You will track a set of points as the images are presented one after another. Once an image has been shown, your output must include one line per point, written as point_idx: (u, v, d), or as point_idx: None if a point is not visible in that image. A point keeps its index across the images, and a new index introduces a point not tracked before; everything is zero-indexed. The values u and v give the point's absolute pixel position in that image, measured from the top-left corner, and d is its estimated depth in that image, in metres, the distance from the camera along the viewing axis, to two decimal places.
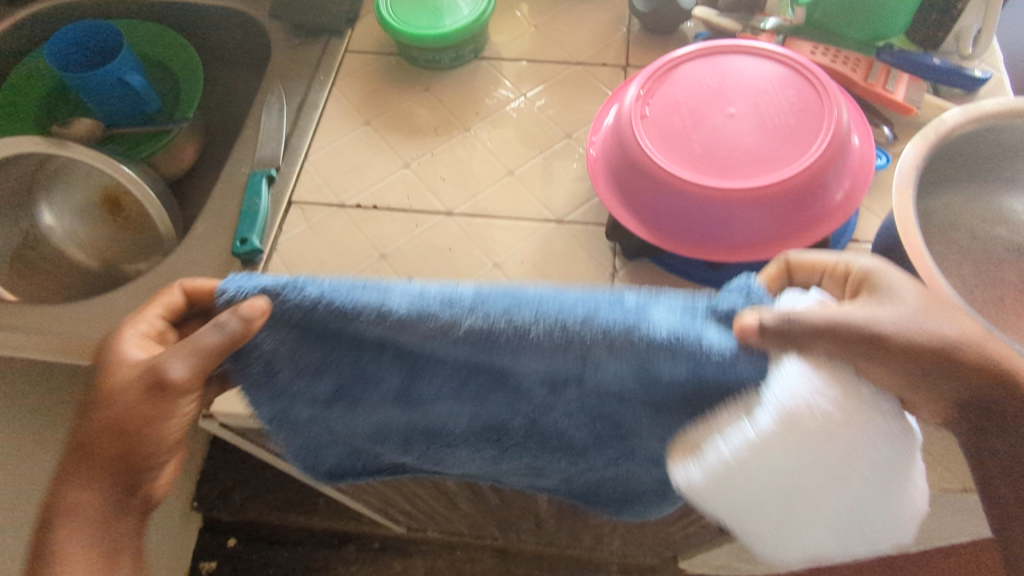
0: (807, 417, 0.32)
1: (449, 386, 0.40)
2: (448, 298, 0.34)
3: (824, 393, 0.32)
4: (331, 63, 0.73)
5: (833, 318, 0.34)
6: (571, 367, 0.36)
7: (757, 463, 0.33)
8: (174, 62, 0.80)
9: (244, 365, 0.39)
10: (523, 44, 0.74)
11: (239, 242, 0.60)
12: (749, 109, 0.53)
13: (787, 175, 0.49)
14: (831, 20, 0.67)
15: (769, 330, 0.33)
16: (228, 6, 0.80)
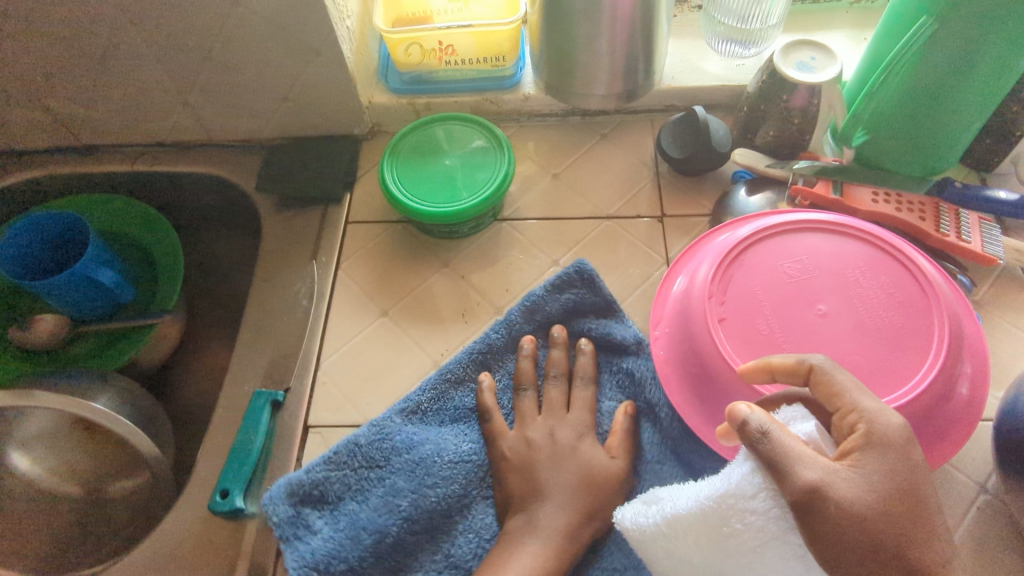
0: (733, 512, 0.37)
1: (408, 454, 0.52)
2: (418, 389, 0.55)
3: (755, 488, 0.36)
4: (332, 237, 0.65)
5: (793, 455, 0.35)
6: (467, 374, 0.56)
7: (677, 530, 0.40)
8: (149, 240, 0.70)
9: (295, 516, 0.50)
10: (544, 198, 0.67)
11: (218, 495, 0.52)
12: (844, 305, 0.47)
13: (912, 392, 0.43)
14: (882, 157, 0.62)
15: (757, 442, 0.36)
16: (207, 174, 0.71)
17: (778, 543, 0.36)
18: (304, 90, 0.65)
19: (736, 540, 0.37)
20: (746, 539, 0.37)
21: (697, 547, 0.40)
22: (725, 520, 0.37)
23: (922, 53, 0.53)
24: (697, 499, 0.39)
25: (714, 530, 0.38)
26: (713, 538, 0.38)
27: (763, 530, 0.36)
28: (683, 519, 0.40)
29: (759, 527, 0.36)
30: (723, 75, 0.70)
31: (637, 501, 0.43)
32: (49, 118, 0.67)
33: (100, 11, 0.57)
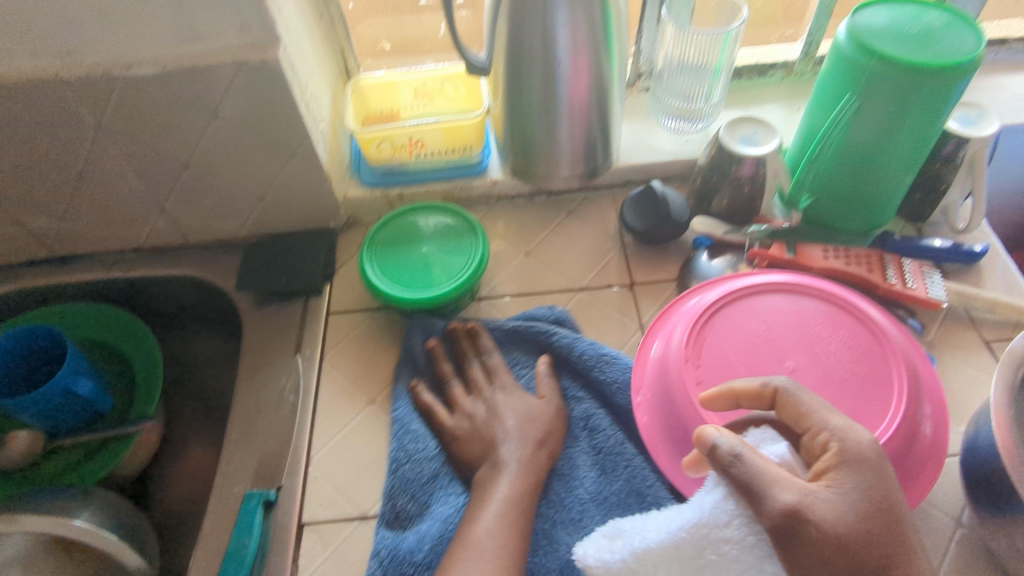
0: (707, 542, 0.38)
1: (424, 546, 0.51)
2: (385, 496, 0.54)
3: (726, 520, 0.37)
4: (314, 329, 0.66)
5: (769, 479, 0.37)
6: (407, 451, 0.56)
7: (650, 563, 0.40)
8: (128, 346, 0.70)
9: None
10: (518, 275, 0.70)
11: None
12: (810, 359, 0.50)
13: (884, 434, 0.45)
14: (827, 218, 0.67)
15: (728, 466, 0.38)
16: (185, 276, 0.72)
17: (752, 572, 0.37)
18: (280, 190, 0.67)
19: (711, 573, 0.38)
20: (722, 571, 0.38)
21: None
22: (699, 552, 0.38)
23: (851, 125, 0.59)
24: (669, 532, 0.39)
25: (688, 565, 0.39)
26: (688, 570, 0.39)
27: (738, 560, 0.37)
28: (655, 554, 0.40)
29: (735, 557, 0.37)
30: (675, 149, 0.75)
31: (602, 535, 0.42)
32: (24, 232, 0.68)
33: (79, 128, 0.59)
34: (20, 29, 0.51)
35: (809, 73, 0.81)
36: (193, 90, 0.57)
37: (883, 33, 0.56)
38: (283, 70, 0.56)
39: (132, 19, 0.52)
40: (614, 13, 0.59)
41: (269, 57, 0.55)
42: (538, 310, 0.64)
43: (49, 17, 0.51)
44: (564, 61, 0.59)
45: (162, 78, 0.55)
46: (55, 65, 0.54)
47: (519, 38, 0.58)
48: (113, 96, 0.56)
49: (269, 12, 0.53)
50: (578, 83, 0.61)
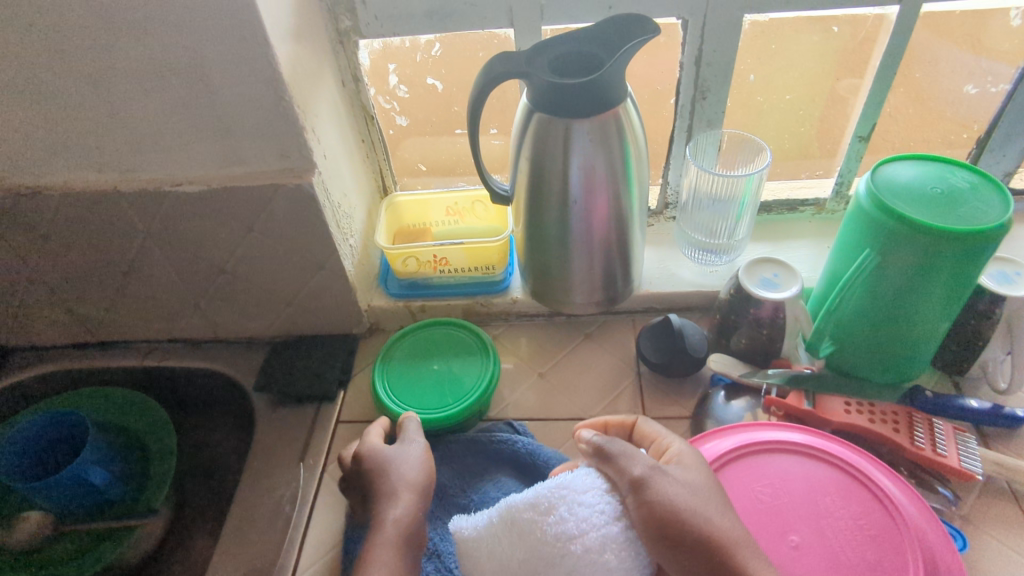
0: (562, 500, 0.45)
1: None
2: None
3: (586, 492, 0.45)
4: (322, 437, 0.67)
5: (629, 453, 0.47)
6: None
7: (506, 522, 0.46)
8: (145, 430, 0.72)
9: None
10: (530, 397, 0.70)
11: None
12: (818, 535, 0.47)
13: None
14: (854, 367, 0.65)
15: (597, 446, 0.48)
16: (211, 369, 0.74)
17: (591, 537, 0.43)
18: (307, 297, 0.70)
19: (556, 528, 0.44)
20: (570, 531, 0.43)
21: (525, 543, 0.45)
22: (554, 513, 0.44)
23: (876, 278, 0.57)
24: (535, 495, 0.46)
25: (540, 524, 0.45)
26: (537, 528, 0.45)
27: (588, 521, 0.43)
28: (515, 509, 0.46)
29: (581, 516, 0.44)
30: (698, 280, 0.75)
31: (480, 512, 0.49)
32: (72, 318, 0.73)
33: (130, 233, 0.64)
34: (89, 148, 0.57)
35: (841, 211, 0.80)
36: (234, 206, 0.61)
37: (901, 192, 0.56)
38: (316, 194, 0.60)
39: (186, 144, 0.57)
40: (635, 157, 0.61)
41: (303, 182, 0.59)
42: (496, 426, 0.66)
43: (114, 141, 0.57)
44: (584, 200, 0.61)
45: (206, 195, 0.60)
46: (115, 178, 0.60)
47: (541, 176, 0.61)
48: (162, 208, 0.61)
49: (307, 144, 0.57)
50: (598, 219, 0.63)
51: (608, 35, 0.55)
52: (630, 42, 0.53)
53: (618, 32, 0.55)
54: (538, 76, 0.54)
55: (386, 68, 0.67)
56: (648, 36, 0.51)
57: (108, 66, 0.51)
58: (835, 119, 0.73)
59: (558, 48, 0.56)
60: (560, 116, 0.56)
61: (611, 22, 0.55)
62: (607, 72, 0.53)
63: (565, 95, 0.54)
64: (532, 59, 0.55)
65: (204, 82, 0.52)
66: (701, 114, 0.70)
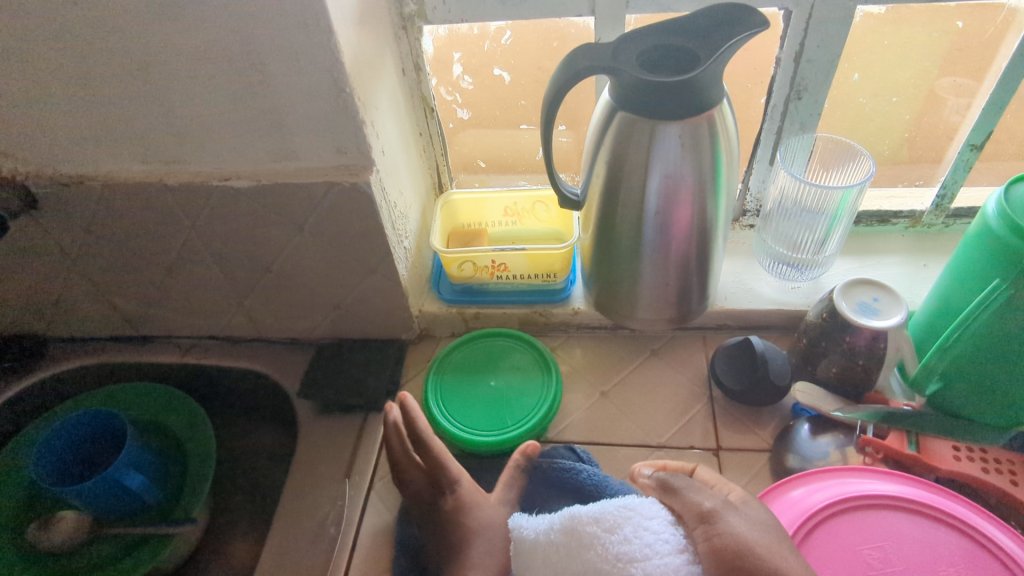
0: (627, 522, 0.44)
1: None
2: None
3: (655, 518, 0.44)
4: (369, 451, 0.63)
5: (692, 490, 0.46)
6: None
7: (566, 531, 0.46)
8: (184, 432, 0.69)
9: None
10: (591, 418, 0.64)
11: None
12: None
13: None
14: (962, 407, 0.57)
15: (663, 484, 0.47)
16: (253, 370, 0.71)
17: (653, 561, 0.42)
18: (356, 301, 0.66)
19: (616, 548, 0.43)
20: (633, 551, 0.43)
21: (582, 560, 0.44)
22: (620, 531, 0.44)
23: (1000, 311, 0.50)
24: (601, 510, 0.45)
25: (601, 540, 0.44)
26: (597, 543, 0.44)
27: (651, 545, 0.42)
28: (577, 520, 0.46)
29: (648, 542, 0.43)
30: (777, 297, 0.69)
31: (542, 516, 0.49)
32: (114, 312, 0.70)
33: (174, 228, 0.60)
34: (134, 138, 0.53)
35: (939, 225, 0.73)
36: (284, 203, 0.57)
37: None
38: (373, 194, 0.55)
39: (236, 136, 0.52)
40: (726, 163, 0.54)
41: (360, 181, 0.54)
42: (556, 451, 0.60)
43: (162, 131, 0.53)
44: (665, 210, 0.55)
45: (256, 191, 0.56)
46: (161, 171, 0.56)
47: (620, 182, 0.55)
48: (209, 203, 0.57)
49: (366, 140, 0.52)
50: (679, 231, 0.57)
51: (708, 27, 0.49)
52: (734, 35, 0.47)
53: (720, 24, 0.48)
54: (626, 70, 0.48)
55: (450, 57, 0.61)
56: (758, 27, 0.45)
57: (157, 51, 0.47)
58: (943, 125, 0.66)
59: (649, 40, 0.50)
60: (647, 116, 0.50)
61: (712, 12, 0.49)
62: (706, 68, 0.46)
63: (656, 93, 0.48)
64: (619, 51, 0.50)
65: (259, 71, 0.47)
66: (793, 116, 0.64)
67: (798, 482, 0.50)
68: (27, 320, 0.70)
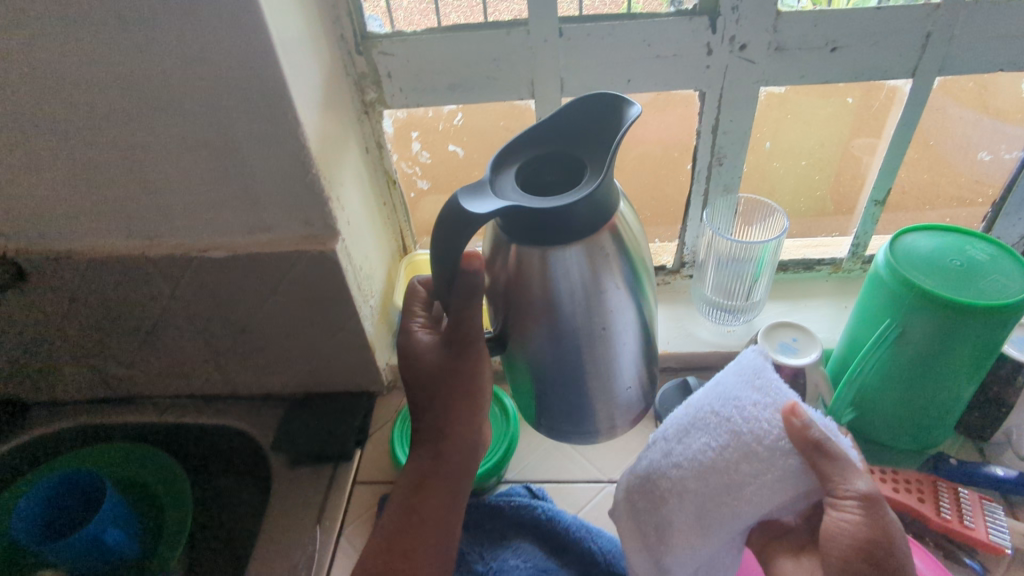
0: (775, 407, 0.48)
1: None
2: None
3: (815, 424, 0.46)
4: (340, 499, 0.67)
5: (846, 468, 0.44)
6: None
7: (737, 376, 0.51)
8: (156, 484, 0.72)
9: None
10: (548, 458, 0.69)
11: None
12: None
13: None
14: (876, 433, 0.64)
15: (813, 438, 0.45)
16: (228, 424, 0.75)
17: (754, 427, 0.47)
18: (326, 358, 0.71)
19: (748, 405, 0.48)
20: (741, 415, 0.48)
21: (723, 385, 0.51)
22: (759, 402, 0.48)
23: (896, 349, 0.58)
24: (776, 397, 0.48)
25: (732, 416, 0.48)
26: (744, 397, 0.49)
27: (764, 422, 0.47)
28: (760, 373, 0.50)
29: (767, 425, 0.47)
30: (715, 341, 0.76)
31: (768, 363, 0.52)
32: (95, 375, 0.73)
33: (154, 296, 0.65)
34: (120, 215, 0.59)
35: (858, 270, 0.81)
36: (256, 270, 0.62)
37: (919, 264, 0.57)
38: (340, 261, 0.61)
39: (214, 212, 0.58)
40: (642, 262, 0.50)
41: (328, 249, 0.60)
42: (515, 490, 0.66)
43: (146, 208, 0.58)
44: (583, 330, 0.49)
45: (231, 261, 0.61)
46: (144, 244, 0.61)
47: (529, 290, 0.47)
48: (186, 273, 0.62)
49: (331, 212, 0.58)
50: (606, 357, 0.51)
51: (583, 130, 0.47)
52: (613, 135, 0.45)
53: (593, 127, 0.47)
54: (521, 197, 0.42)
55: (408, 136, 0.69)
56: (635, 115, 0.43)
57: (145, 140, 0.53)
58: (848, 182, 0.74)
59: (529, 158, 0.47)
60: (550, 239, 0.43)
61: (584, 110, 0.47)
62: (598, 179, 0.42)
63: (558, 225, 0.42)
64: (500, 184, 0.44)
65: (236, 154, 0.54)
66: (717, 179, 0.72)
67: None
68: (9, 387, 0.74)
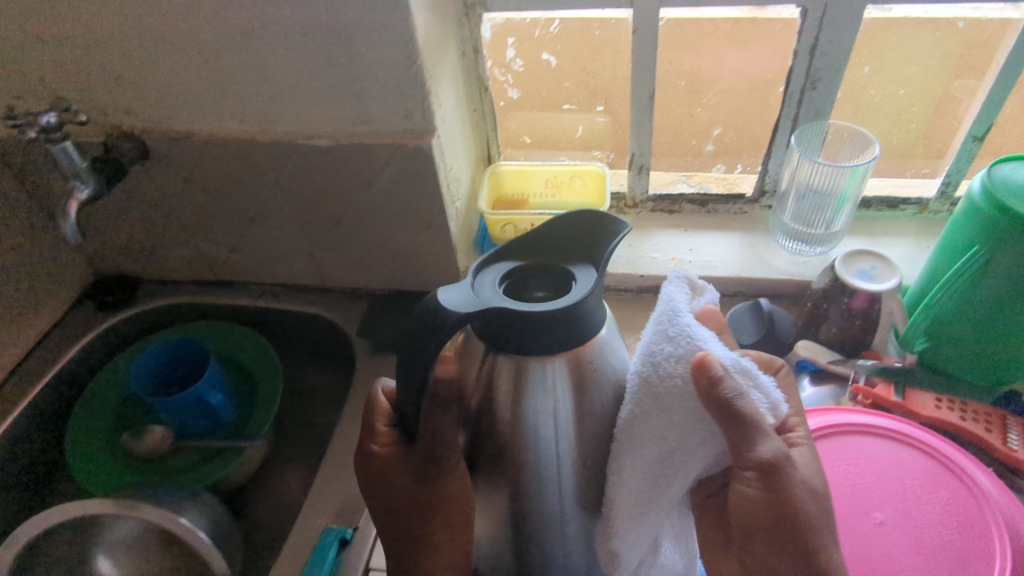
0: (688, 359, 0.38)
1: None
2: None
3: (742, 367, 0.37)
4: None
5: (752, 427, 0.37)
6: None
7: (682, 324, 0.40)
8: (249, 360, 0.79)
9: None
10: None
11: None
12: (860, 569, 0.46)
13: None
14: (948, 367, 0.65)
15: (720, 392, 0.36)
16: (315, 312, 0.81)
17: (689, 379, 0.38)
18: (410, 255, 0.75)
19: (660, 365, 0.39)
20: (653, 365, 0.39)
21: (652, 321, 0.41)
22: (674, 346, 0.38)
23: (982, 279, 0.57)
24: (690, 347, 0.38)
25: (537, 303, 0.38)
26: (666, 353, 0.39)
27: (676, 379, 0.38)
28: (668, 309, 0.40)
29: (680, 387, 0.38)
30: (789, 269, 0.76)
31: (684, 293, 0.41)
32: (200, 257, 0.80)
33: (260, 181, 0.69)
34: (236, 100, 0.63)
35: (945, 212, 0.79)
36: (355, 161, 0.66)
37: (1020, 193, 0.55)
38: (434, 155, 0.64)
39: (321, 100, 0.62)
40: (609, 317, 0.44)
41: (423, 143, 0.63)
42: None
43: (259, 94, 0.62)
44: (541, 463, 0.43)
45: (334, 149, 0.65)
46: (254, 129, 0.65)
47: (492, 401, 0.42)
48: (292, 160, 0.67)
49: (430, 107, 0.61)
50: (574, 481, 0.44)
51: (575, 253, 0.44)
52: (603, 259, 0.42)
53: (562, 246, 0.44)
54: (502, 300, 0.38)
55: (505, 42, 0.71)
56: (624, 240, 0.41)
57: (265, 25, 0.56)
58: (946, 116, 0.72)
59: (514, 268, 0.43)
60: (527, 349, 0.39)
61: (572, 227, 0.44)
62: (581, 295, 0.38)
63: (536, 332, 0.38)
64: (481, 284, 0.41)
65: (348, 42, 0.57)
66: (809, 103, 0.71)
67: None
68: (124, 262, 0.81)
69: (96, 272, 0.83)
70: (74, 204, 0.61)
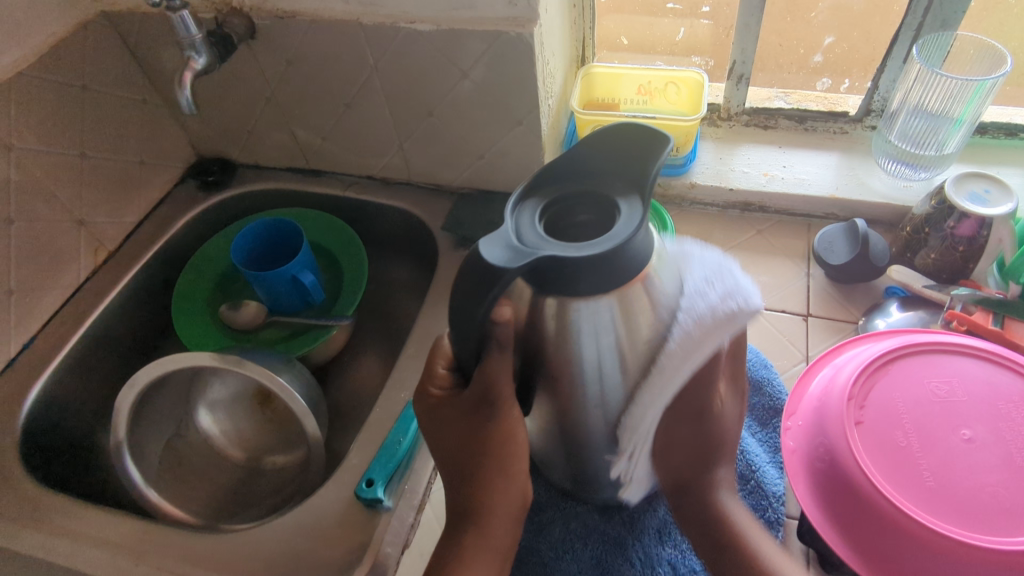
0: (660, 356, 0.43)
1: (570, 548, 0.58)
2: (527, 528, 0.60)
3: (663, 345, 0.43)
4: None
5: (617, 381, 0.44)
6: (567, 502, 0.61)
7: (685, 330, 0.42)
8: (337, 246, 0.82)
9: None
10: None
11: (365, 483, 0.59)
12: (943, 476, 0.47)
13: None
14: None
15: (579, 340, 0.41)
16: (400, 206, 0.83)
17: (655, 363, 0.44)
18: (498, 152, 0.75)
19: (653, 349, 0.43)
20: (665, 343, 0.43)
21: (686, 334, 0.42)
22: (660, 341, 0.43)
23: None
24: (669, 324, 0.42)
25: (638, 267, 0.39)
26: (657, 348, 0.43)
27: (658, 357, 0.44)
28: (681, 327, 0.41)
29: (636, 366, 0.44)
30: (888, 193, 0.73)
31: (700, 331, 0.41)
32: (295, 144, 0.82)
33: (359, 68, 0.70)
34: None
35: None
36: (454, 49, 0.65)
37: None
38: (534, 44, 0.63)
39: None
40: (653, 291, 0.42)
41: (525, 31, 0.62)
42: None
43: None
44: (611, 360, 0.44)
45: (434, 35, 0.65)
46: (357, 11, 0.65)
47: (549, 333, 0.42)
48: (391, 44, 0.67)
49: None
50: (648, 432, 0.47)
51: (609, 166, 0.42)
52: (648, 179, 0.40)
53: (584, 164, 0.42)
54: (552, 245, 0.37)
55: None
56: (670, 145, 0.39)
57: None
58: None
59: (551, 200, 0.40)
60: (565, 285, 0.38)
61: (610, 144, 0.42)
62: (631, 228, 0.37)
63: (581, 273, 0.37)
64: (520, 224, 0.39)
65: None
66: (937, 13, 0.66)
67: (860, 342, 0.59)
68: (225, 145, 0.85)
69: (198, 153, 0.88)
70: (190, 73, 0.64)
